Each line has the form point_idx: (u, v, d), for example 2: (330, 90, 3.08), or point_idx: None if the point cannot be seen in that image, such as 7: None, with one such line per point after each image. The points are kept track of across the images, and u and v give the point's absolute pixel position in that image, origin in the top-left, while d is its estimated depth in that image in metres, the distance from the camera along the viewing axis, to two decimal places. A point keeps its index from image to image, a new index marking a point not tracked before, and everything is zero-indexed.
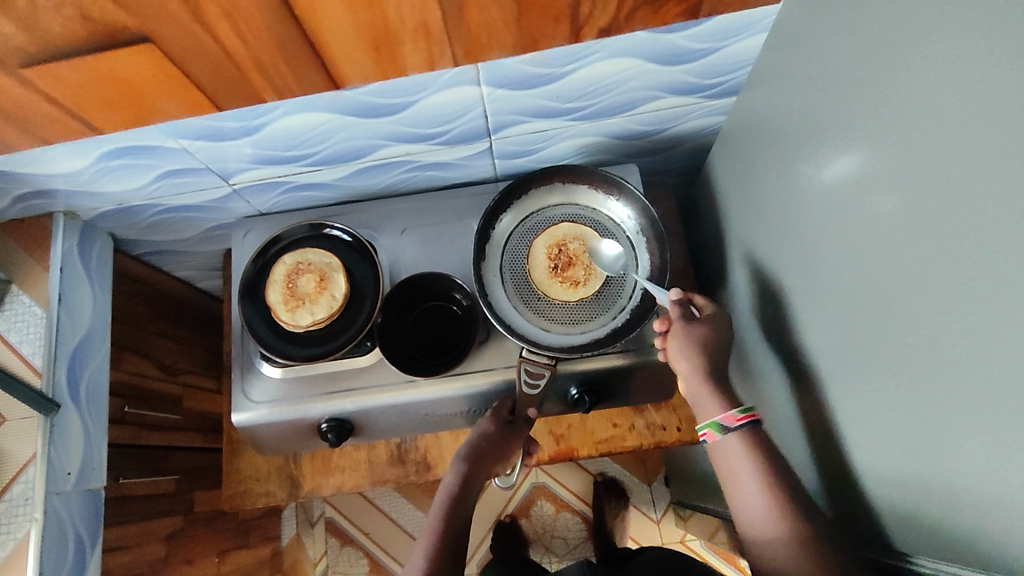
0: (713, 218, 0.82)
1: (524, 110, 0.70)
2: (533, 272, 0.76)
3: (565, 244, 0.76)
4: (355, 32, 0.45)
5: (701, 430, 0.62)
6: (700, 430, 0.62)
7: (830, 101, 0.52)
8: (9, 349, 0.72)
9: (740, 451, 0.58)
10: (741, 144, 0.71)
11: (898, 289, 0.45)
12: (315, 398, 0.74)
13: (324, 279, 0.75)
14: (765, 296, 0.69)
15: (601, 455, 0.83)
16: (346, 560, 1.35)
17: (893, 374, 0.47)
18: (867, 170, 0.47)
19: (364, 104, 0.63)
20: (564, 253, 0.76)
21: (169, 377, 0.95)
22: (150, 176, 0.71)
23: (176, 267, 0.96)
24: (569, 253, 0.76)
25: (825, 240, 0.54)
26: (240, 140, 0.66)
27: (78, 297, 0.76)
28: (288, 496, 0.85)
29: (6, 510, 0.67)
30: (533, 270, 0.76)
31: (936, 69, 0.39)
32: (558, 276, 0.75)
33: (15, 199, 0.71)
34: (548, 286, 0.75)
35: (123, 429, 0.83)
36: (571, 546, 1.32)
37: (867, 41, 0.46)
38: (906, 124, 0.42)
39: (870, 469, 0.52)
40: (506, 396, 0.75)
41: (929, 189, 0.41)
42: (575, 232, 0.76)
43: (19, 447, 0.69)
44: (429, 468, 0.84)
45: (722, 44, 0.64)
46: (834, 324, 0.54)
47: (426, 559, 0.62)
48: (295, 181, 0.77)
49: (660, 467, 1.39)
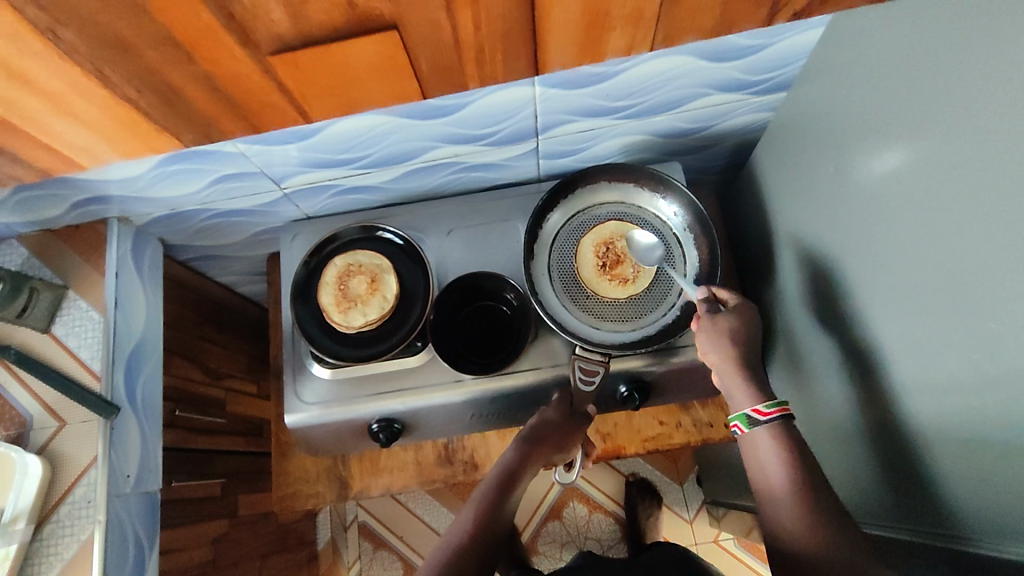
0: (758, 215, 0.83)
1: (574, 109, 0.70)
2: (581, 270, 0.76)
3: (612, 242, 0.76)
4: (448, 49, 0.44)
5: (732, 422, 0.63)
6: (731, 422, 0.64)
7: (892, 95, 0.52)
8: (68, 353, 0.73)
9: (762, 441, 0.60)
10: (791, 140, 0.71)
11: (973, 283, 0.45)
12: (367, 398, 0.75)
13: (375, 281, 0.76)
14: (817, 291, 0.69)
15: (649, 453, 0.84)
16: (380, 564, 1.35)
17: (969, 367, 0.47)
18: (940, 162, 0.46)
19: (420, 107, 0.64)
20: (611, 251, 0.76)
21: (214, 381, 0.96)
22: (205, 181, 0.72)
23: (219, 271, 0.97)
24: (614, 249, 0.76)
25: (887, 233, 0.55)
26: (292, 145, 0.67)
27: (132, 302, 0.77)
28: (337, 496, 0.86)
29: (69, 512, 0.68)
30: (581, 267, 0.76)
31: (1013, 63, 0.39)
32: (607, 274, 0.75)
33: (72, 205, 0.72)
34: (596, 281, 0.75)
35: (174, 432, 0.83)
36: (606, 547, 1.32)
37: (936, 34, 0.46)
38: (980, 117, 0.42)
39: (931, 461, 0.52)
40: (564, 388, 0.75)
41: (1005, 182, 0.41)
42: (622, 230, 0.77)
43: (80, 451, 0.70)
44: (476, 467, 0.85)
45: (774, 40, 0.64)
46: (896, 317, 0.55)
47: (466, 532, 0.62)
48: (344, 184, 0.78)
49: (692, 467, 1.39)
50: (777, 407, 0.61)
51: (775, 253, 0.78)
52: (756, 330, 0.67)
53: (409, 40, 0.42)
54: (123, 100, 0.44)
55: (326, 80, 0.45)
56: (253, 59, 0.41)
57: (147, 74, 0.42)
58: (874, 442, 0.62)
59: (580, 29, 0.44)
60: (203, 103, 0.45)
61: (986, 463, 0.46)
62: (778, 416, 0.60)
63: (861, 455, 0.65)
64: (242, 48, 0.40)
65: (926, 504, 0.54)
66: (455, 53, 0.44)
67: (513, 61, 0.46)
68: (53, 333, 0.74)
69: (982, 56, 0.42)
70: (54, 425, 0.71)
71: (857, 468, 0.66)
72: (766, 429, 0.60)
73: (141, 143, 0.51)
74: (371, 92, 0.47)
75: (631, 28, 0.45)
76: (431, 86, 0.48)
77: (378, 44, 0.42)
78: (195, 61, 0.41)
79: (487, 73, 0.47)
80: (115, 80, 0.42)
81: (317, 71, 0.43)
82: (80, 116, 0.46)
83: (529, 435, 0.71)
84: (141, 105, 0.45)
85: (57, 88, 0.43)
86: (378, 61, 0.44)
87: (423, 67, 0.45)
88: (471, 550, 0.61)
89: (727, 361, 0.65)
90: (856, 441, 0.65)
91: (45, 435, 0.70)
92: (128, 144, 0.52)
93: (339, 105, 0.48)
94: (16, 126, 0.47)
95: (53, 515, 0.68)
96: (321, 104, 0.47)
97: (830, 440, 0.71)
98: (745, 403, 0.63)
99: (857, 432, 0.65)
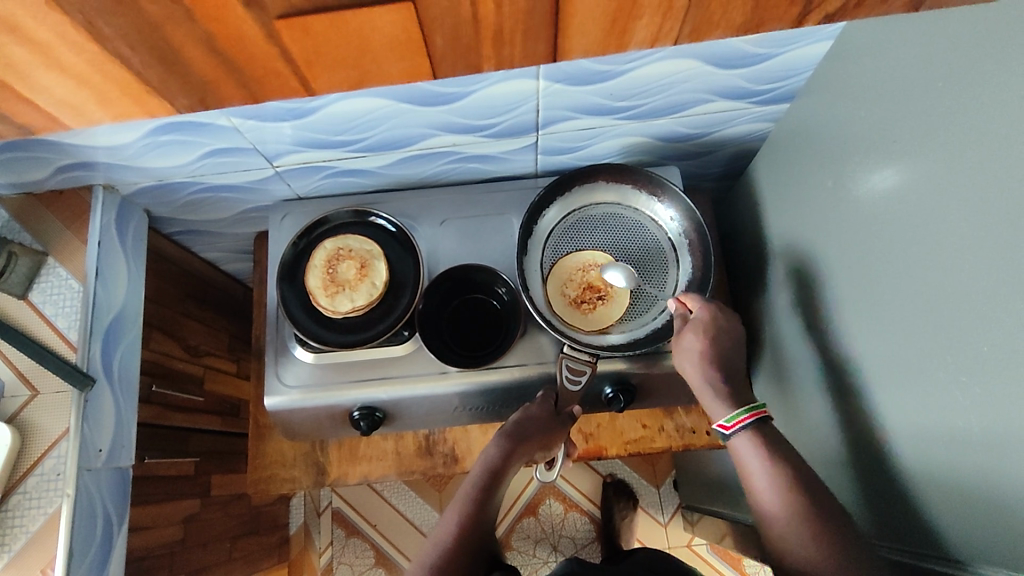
0: (753, 224, 0.83)
1: (576, 106, 0.69)
2: (613, 313, 0.74)
3: (572, 295, 0.74)
4: (463, 27, 0.41)
5: (728, 422, 0.61)
6: (727, 421, 0.62)
7: (890, 113, 0.52)
8: (44, 321, 0.72)
9: (751, 451, 0.59)
10: (790, 152, 0.70)
11: (957, 307, 0.45)
12: (349, 385, 0.73)
13: (364, 266, 0.75)
14: (806, 305, 0.69)
15: (630, 455, 0.84)
16: (352, 552, 1.34)
17: (948, 392, 0.47)
18: (936, 184, 0.46)
19: (422, 92, 0.63)
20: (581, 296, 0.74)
21: (193, 358, 0.94)
22: (196, 153, 0.70)
23: (205, 248, 0.95)
24: (572, 297, 0.74)
25: (875, 253, 0.55)
26: (286, 123, 0.66)
27: (114, 273, 0.76)
28: (313, 483, 0.84)
29: (37, 483, 0.67)
30: (609, 315, 0.74)
31: (1017, 91, 0.39)
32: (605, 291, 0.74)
33: (56, 169, 0.70)
34: (605, 318, 0.74)
35: (150, 408, 0.82)
36: (579, 546, 1.32)
37: (941, 53, 0.46)
38: (983, 139, 0.42)
39: (911, 481, 0.53)
40: (550, 386, 0.75)
41: (1001, 209, 0.41)
42: (558, 288, 0.75)
43: (54, 421, 0.68)
44: (457, 461, 0.85)
45: (780, 50, 0.63)
46: (880, 334, 0.55)
47: (451, 536, 0.62)
48: (338, 167, 0.76)
49: (669, 470, 1.39)
50: (747, 414, 0.61)
51: (766, 263, 0.78)
52: (727, 339, 0.67)
53: (427, 14, 0.39)
54: (105, 60, 0.40)
55: (337, 50, 0.42)
56: (258, 22, 0.38)
57: (131, 34, 0.38)
58: (855, 458, 0.62)
59: (607, 15, 0.41)
60: (188, 67, 0.42)
61: (970, 488, 0.46)
62: (750, 424, 0.61)
63: (841, 472, 0.65)
64: (248, 8, 0.37)
65: (909, 526, 0.54)
66: (467, 34, 0.42)
67: (534, 45, 0.43)
68: (30, 299, 0.72)
69: (984, 77, 0.42)
70: (25, 394, 0.69)
71: (839, 484, 0.66)
72: (746, 435, 0.60)
73: (126, 106, 0.46)
74: (384, 65, 0.44)
75: (659, 18, 0.42)
76: (444, 64, 0.45)
77: (397, 15, 0.39)
78: (181, 22, 0.37)
79: (504, 54, 0.44)
80: (97, 37, 0.38)
81: (335, 37, 0.40)
82: (60, 75, 0.42)
83: (512, 432, 0.70)
84: (123, 66, 0.41)
85: (35, 42, 0.38)
86: (393, 33, 0.41)
87: (439, 45, 0.43)
88: (458, 552, 0.60)
89: (699, 378, 0.65)
90: (836, 456, 0.65)
91: (15, 404, 0.69)
92: (108, 111, 0.47)
93: (347, 80, 0.45)
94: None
95: (20, 486, 0.67)
96: (329, 78, 0.44)
97: (811, 455, 0.71)
98: (716, 413, 0.63)
99: (838, 447, 0.65)
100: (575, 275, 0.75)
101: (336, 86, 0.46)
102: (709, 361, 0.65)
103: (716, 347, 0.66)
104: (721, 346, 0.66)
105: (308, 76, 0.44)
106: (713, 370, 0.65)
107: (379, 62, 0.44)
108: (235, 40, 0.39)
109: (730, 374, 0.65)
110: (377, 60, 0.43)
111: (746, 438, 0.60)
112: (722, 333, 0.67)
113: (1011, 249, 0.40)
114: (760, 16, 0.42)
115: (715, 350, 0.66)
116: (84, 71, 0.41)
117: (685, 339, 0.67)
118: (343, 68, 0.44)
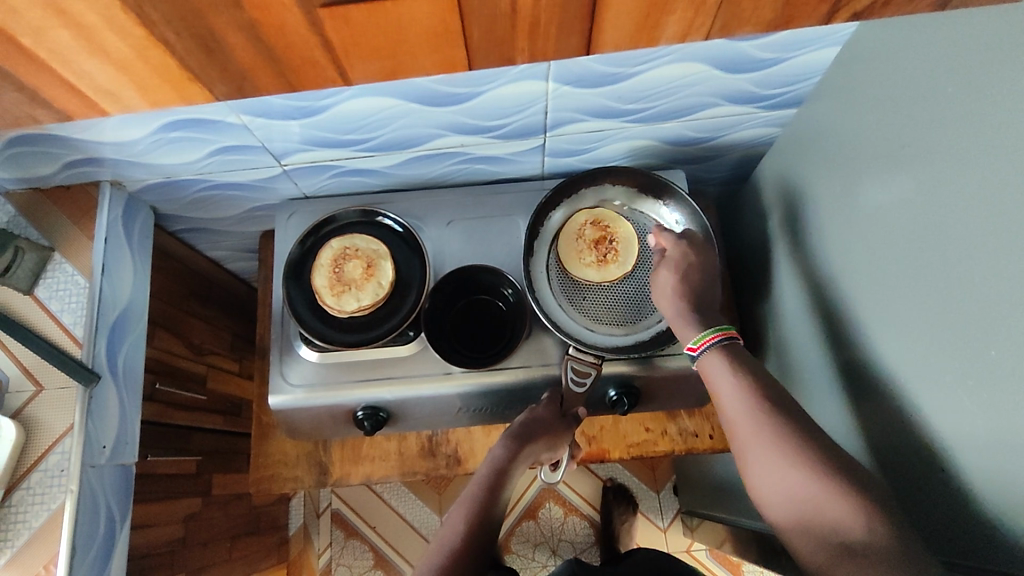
0: (758, 228, 0.83)
1: (585, 108, 0.70)
2: (626, 234, 0.76)
3: (594, 258, 0.75)
4: (502, 20, 0.41)
5: (698, 342, 0.63)
6: (695, 343, 0.63)
7: (899, 119, 0.52)
8: (50, 317, 0.71)
9: (725, 372, 0.59)
10: (797, 157, 0.71)
11: (969, 310, 0.45)
12: (353, 385, 0.73)
13: (371, 266, 0.75)
14: (813, 307, 0.69)
15: (633, 459, 0.84)
16: (350, 554, 1.34)
17: (956, 396, 0.47)
18: (945, 189, 0.47)
19: (431, 92, 0.63)
20: (598, 251, 0.75)
21: (196, 356, 0.94)
22: (204, 151, 0.70)
23: (210, 246, 0.95)
24: (594, 259, 0.75)
25: (883, 256, 0.55)
26: (294, 122, 0.66)
27: (120, 270, 0.76)
28: (316, 482, 0.84)
29: (40, 479, 0.67)
30: (625, 238, 0.76)
31: None
32: (605, 230, 0.76)
33: (64, 164, 0.70)
34: (629, 241, 0.76)
35: (153, 406, 0.82)
36: (579, 550, 1.32)
37: (952, 59, 0.46)
38: (994, 144, 0.42)
39: (917, 485, 0.53)
40: (555, 388, 0.75)
41: (1011, 215, 0.41)
42: (584, 267, 0.75)
43: (56, 418, 0.68)
44: (459, 462, 0.85)
45: (788, 55, 0.64)
46: (887, 338, 0.55)
47: (457, 534, 0.61)
48: (346, 166, 0.77)
49: (669, 475, 1.39)
50: (715, 333, 0.62)
51: (771, 268, 0.79)
52: (702, 272, 0.69)
53: (467, 7, 0.40)
54: (149, 45, 0.40)
55: (373, 40, 0.42)
56: (301, 11, 0.38)
57: (179, 18, 0.38)
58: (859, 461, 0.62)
59: (641, 10, 0.41)
60: (226, 55, 0.42)
61: (981, 492, 0.46)
62: (717, 342, 0.62)
63: None
64: None
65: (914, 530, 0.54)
66: (504, 26, 0.42)
67: (568, 38, 0.44)
68: (35, 295, 0.72)
69: (998, 83, 0.42)
70: (30, 390, 0.69)
71: None
72: (715, 355, 0.61)
73: (148, 98, 0.46)
74: (418, 57, 0.44)
75: (691, 13, 0.42)
76: (478, 57, 0.45)
77: (436, 5, 0.39)
78: (226, 8, 0.38)
79: (538, 48, 0.45)
80: (143, 22, 0.38)
81: (374, 27, 0.41)
82: (102, 60, 0.42)
83: (519, 432, 0.70)
84: (165, 52, 0.41)
85: (81, 25, 0.38)
86: (431, 24, 0.41)
87: (474, 37, 0.43)
88: (465, 549, 0.60)
89: (672, 310, 0.66)
90: None
91: (20, 399, 0.68)
92: (127, 104, 0.47)
93: (377, 70, 0.45)
94: (35, 65, 0.42)
95: (24, 482, 0.66)
96: (362, 67, 0.45)
97: None
98: (685, 338, 0.65)
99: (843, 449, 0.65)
100: (583, 243, 0.76)
101: (366, 76, 0.46)
102: (680, 297, 0.66)
103: (690, 281, 0.67)
104: (693, 280, 0.67)
105: (343, 64, 0.44)
106: (686, 303, 0.66)
107: (410, 53, 0.44)
108: (263, 28, 0.39)
109: (702, 305, 0.66)
110: (409, 51, 0.43)
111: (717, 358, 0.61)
112: (694, 268, 0.68)
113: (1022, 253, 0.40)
114: (789, 12, 0.43)
115: (687, 284, 0.67)
116: (128, 55, 0.41)
117: (659, 276, 0.69)
118: (375, 58, 0.44)
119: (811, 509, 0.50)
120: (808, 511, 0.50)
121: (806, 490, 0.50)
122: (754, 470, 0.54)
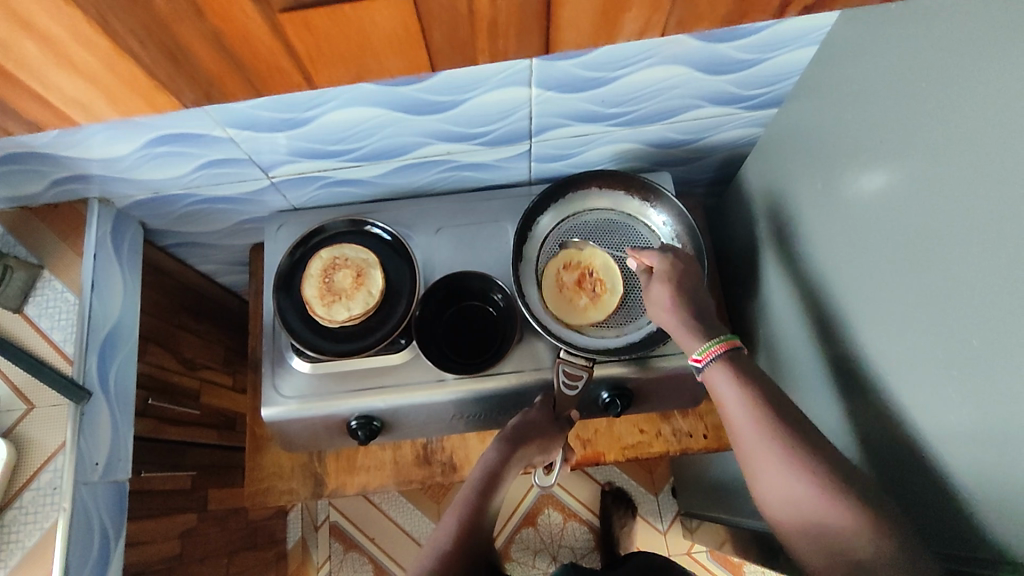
0: (745, 227, 0.84)
1: (568, 113, 0.70)
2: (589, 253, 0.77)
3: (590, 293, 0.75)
4: (460, 20, 0.42)
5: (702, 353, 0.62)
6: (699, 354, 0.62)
7: (877, 114, 0.53)
8: (40, 334, 0.71)
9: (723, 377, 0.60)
10: (780, 155, 0.72)
11: (952, 298, 0.46)
12: (345, 395, 0.73)
13: (360, 275, 0.75)
14: (800, 303, 0.69)
15: (628, 461, 0.84)
16: (350, 566, 1.33)
17: (940, 384, 0.48)
18: (925, 181, 0.47)
19: (415, 100, 0.64)
20: (586, 284, 0.75)
21: (190, 371, 0.94)
22: (192, 165, 0.71)
23: (201, 260, 0.96)
24: (589, 293, 0.75)
25: (867, 250, 0.56)
26: (280, 134, 0.66)
27: (110, 285, 0.76)
28: (311, 494, 0.84)
29: (33, 497, 0.66)
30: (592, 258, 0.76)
31: (1004, 85, 0.40)
32: (576, 266, 0.76)
33: (52, 183, 0.71)
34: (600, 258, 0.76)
35: (145, 421, 0.81)
36: (579, 555, 1.32)
37: (926, 53, 0.47)
38: (971, 133, 0.43)
39: (907, 474, 0.53)
40: (547, 391, 0.75)
41: (992, 203, 0.42)
42: (588, 307, 0.75)
43: (48, 435, 0.68)
44: (455, 469, 0.84)
45: (767, 55, 0.65)
46: (873, 332, 0.55)
47: (449, 539, 0.62)
48: (333, 177, 0.77)
49: (666, 477, 1.39)
50: (719, 345, 0.62)
51: (759, 266, 0.79)
52: (695, 280, 0.68)
53: (428, 11, 0.40)
54: (117, 56, 0.41)
55: (337, 46, 0.42)
56: (263, 17, 0.38)
57: (142, 31, 0.39)
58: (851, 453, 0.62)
59: (596, 10, 0.42)
60: (195, 65, 0.42)
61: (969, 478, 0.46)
62: (720, 354, 0.61)
63: None
64: (254, 4, 0.37)
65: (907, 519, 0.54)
66: (465, 27, 0.42)
67: (524, 36, 0.44)
68: (25, 313, 0.72)
69: (969, 74, 0.43)
70: (22, 407, 0.69)
71: None
72: (716, 364, 0.61)
73: (128, 108, 0.47)
74: (384, 61, 0.45)
75: (647, 11, 0.43)
76: (440, 58, 0.45)
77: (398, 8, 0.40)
78: (189, 19, 0.38)
79: (499, 48, 0.45)
80: (109, 34, 0.39)
81: (340, 31, 0.41)
82: (71, 74, 0.42)
83: (511, 435, 0.70)
84: (131, 63, 0.42)
85: (47, 40, 0.39)
86: (392, 29, 0.42)
87: (436, 40, 0.43)
88: (456, 552, 0.60)
89: (674, 322, 0.66)
90: None
91: (12, 417, 0.68)
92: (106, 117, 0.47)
93: (346, 77, 0.46)
94: (4, 79, 0.43)
95: (17, 500, 0.66)
96: (331, 75, 0.45)
97: None
98: (690, 349, 0.64)
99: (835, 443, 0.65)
100: (577, 289, 0.75)
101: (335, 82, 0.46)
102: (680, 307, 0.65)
103: (685, 291, 0.67)
104: (688, 289, 0.67)
105: (310, 69, 0.44)
106: (687, 312, 0.65)
107: (377, 57, 0.44)
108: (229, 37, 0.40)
109: (702, 313, 0.66)
110: (377, 56, 0.44)
111: (715, 364, 0.61)
112: (686, 276, 0.68)
113: (1002, 240, 0.41)
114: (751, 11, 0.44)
115: (683, 292, 0.66)
116: (95, 69, 0.42)
117: (653, 290, 0.68)
118: (340, 64, 0.44)
119: (806, 507, 0.50)
120: (810, 512, 0.50)
121: (802, 490, 0.51)
122: (754, 475, 0.55)
